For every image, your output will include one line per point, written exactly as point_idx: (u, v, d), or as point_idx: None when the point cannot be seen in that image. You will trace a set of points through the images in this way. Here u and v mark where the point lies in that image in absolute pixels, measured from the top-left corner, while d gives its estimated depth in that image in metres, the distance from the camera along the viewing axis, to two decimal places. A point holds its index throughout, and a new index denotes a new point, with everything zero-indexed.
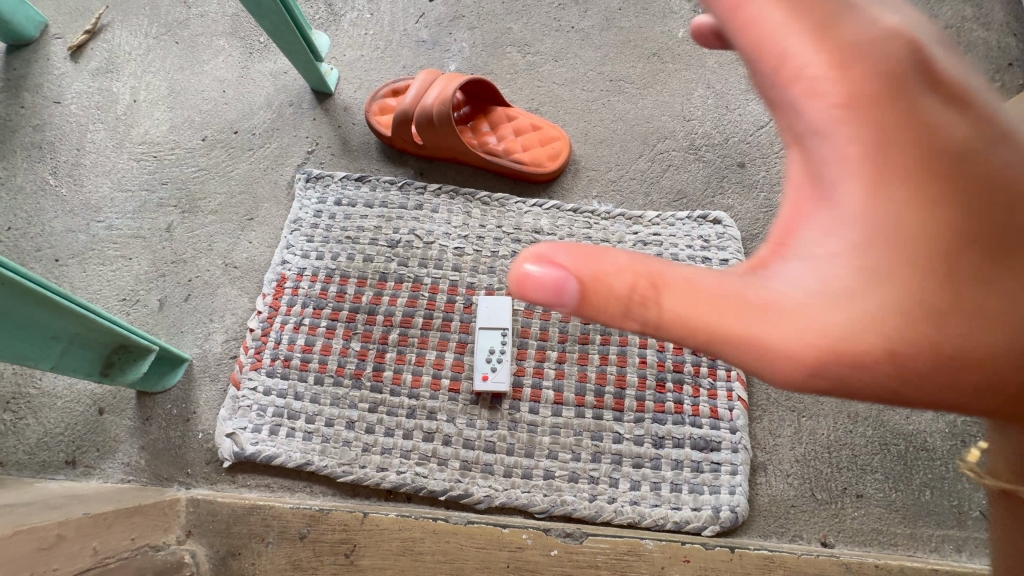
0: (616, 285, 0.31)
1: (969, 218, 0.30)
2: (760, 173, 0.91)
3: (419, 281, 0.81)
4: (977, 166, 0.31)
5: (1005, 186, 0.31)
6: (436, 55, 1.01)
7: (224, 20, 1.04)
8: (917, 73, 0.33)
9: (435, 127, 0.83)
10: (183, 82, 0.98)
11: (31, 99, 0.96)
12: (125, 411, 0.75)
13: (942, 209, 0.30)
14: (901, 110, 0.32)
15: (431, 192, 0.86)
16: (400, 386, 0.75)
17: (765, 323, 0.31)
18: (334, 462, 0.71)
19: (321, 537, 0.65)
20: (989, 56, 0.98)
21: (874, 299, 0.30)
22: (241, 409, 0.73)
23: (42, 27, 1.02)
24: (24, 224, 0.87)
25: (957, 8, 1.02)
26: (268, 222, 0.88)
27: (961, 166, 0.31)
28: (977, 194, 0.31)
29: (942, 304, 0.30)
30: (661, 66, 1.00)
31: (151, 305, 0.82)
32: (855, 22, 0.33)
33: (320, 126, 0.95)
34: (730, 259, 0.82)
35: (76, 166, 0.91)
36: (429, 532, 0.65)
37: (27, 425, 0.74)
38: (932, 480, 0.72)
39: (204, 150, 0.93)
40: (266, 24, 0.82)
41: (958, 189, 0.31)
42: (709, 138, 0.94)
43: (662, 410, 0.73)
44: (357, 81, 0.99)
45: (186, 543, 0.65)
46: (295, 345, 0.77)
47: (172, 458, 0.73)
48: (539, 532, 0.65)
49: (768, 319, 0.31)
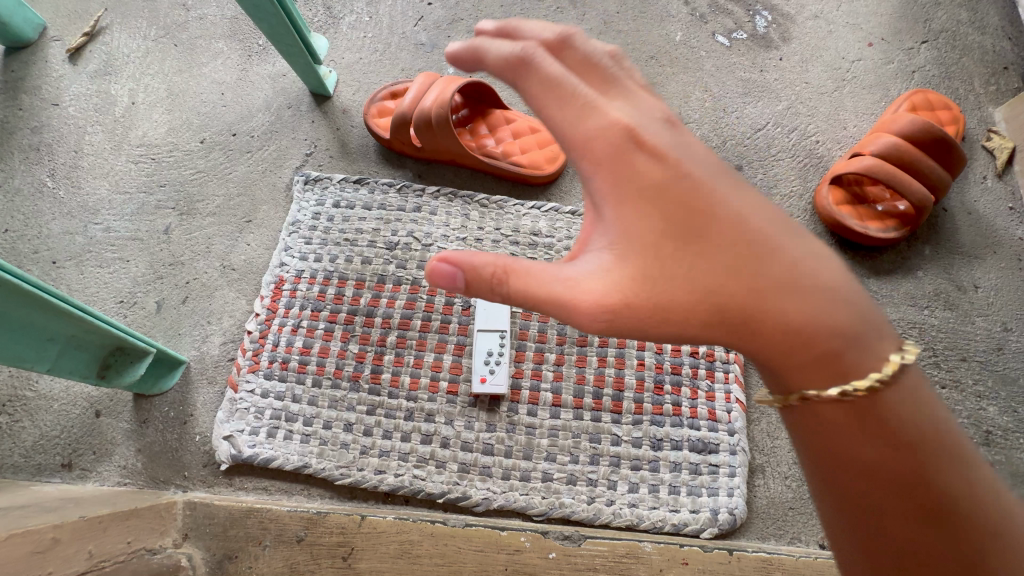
0: (474, 267, 0.43)
1: (676, 220, 0.41)
2: (758, 176, 0.91)
3: (417, 283, 0.81)
4: (695, 181, 0.42)
5: (706, 194, 0.41)
6: (434, 58, 1.01)
7: (223, 23, 1.04)
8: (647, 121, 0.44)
9: (433, 129, 0.83)
10: (182, 85, 0.98)
11: (29, 101, 0.96)
12: (122, 413, 0.75)
13: (658, 218, 0.42)
14: (640, 150, 0.43)
15: (430, 194, 0.86)
16: (398, 388, 0.75)
17: (566, 292, 0.42)
18: (332, 465, 0.71)
19: (318, 539, 0.65)
20: (984, 60, 0.99)
21: (632, 269, 0.42)
22: (238, 412, 0.73)
23: (41, 29, 1.02)
24: (22, 226, 0.86)
25: (952, 12, 1.03)
26: (266, 224, 0.88)
27: (672, 185, 0.42)
28: (681, 203, 0.41)
29: (677, 273, 0.41)
30: (659, 69, 1.00)
31: (148, 307, 0.82)
32: (611, 89, 0.45)
33: (319, 129, 0.95)
34: None
35: (74, 168, 0.91)
36: (427, 535, 0.65)
37: (23, 428, 0.74)
38: None
39: (202, 153, 0.93)
40: (265, 26, 0.82)
41: (668, 199, 0.42)
42: (706, 141, 0.94)
43: (660, 412, 0.73)
44: (356, 84, 0.99)
45: (183, 547, 0.65)
46: (293, 347, 0.76)
47: (169, 461, 0.73)
48: (538, 535, 0.65)
49: (570, 288, 0.42)
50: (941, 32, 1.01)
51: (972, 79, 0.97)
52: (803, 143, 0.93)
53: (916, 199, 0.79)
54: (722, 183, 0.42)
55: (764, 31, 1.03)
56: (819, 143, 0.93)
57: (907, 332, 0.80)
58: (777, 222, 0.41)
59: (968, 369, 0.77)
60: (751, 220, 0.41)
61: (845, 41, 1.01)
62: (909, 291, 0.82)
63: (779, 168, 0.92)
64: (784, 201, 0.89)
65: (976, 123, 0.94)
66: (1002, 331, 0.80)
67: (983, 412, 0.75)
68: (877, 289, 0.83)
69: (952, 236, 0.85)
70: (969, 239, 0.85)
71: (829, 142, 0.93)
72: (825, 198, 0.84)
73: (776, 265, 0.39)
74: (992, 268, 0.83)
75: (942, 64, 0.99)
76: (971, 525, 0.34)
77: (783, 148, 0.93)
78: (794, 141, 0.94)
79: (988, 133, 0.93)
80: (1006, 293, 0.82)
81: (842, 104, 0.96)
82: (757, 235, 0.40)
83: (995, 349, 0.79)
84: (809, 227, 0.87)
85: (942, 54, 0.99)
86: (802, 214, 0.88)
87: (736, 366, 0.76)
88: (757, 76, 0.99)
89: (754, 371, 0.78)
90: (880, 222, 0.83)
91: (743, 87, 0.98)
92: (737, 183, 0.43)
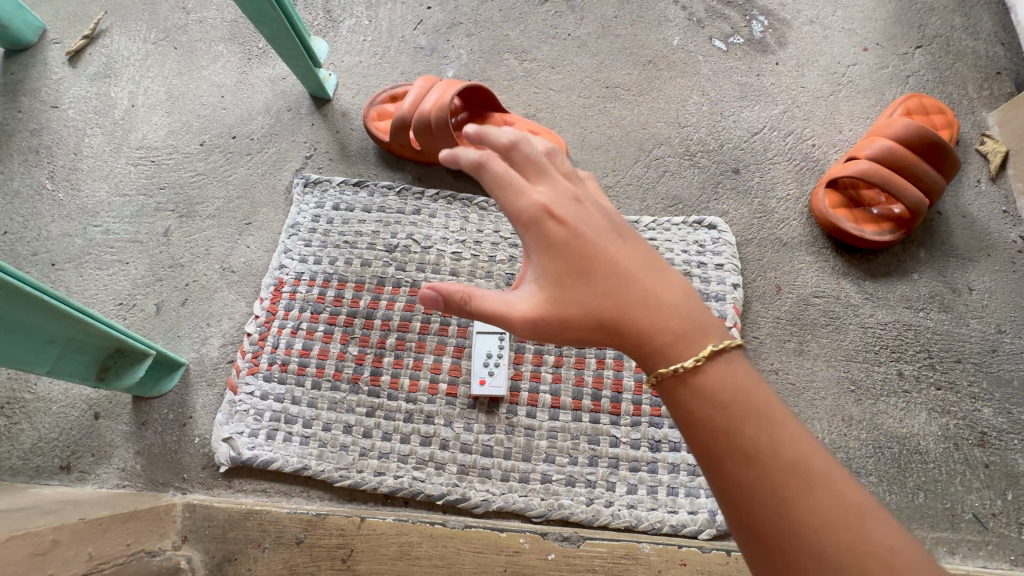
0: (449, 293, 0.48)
1: (568, 261, 0.46)
2: (755, 179, 0.92)
3: (416, 285, 0.81)
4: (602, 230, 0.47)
5: (597, 239, 0.46)
6: (434, 61, 1.02)
7: (223, 26, 1.04)
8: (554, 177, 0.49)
9: (432, 132, 0.84)
10: (182, 87, 0.99)
11: (28, 104, 0.96)
12: (121, 416, 0.75)
13: (560, 261, 0.46)
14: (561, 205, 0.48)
15: (429, 197, 0.87)
16: (398, 390, 0.75)
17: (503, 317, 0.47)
18: (331, 467, 0.71)
19: (318, 541, 0.65)
20: (977, 65, 1.00)
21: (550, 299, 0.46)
22: (238, 414, 0.73)
23: (40, 32, 1.02)
24: (21, 228, 0.86)
25: (946, 18, 1.04)
26: (265, 226, 0.88)
27: (572, 233, 0.46)
28: (577, 249, 0.46)
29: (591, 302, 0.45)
30: (656, 73, 1.01)
31: (148, 309, 0.82)
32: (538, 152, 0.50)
33: (319, 131, 0.95)
34: (725, 264, 0.82)
35: (73, 170, 0.91)
36: (426, 537, 0.65)
37: (21, 430, 0.74)
38: (926, 483, 0.72)
39: (202, 155, 0.93)
40: (264, 29, 0.82)
41: (566, 246, 0.46)
42: (704, 144, 0.95)
43: (658, 414, 0.73)
44: (356, 87, 0.99)
45: (182, 549, 0.64)
46: (292, 349, 0.77)
47: (168, 464, 0.73)
48: (537, 536, 0.66)
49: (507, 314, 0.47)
50: (935, 37, 1.02)
51: (965, 84, 0.98)
52: (799, 146, 0.94)
53: (911, 202, 0.80)
54: (614, 229, 0.47)
55: (760, 36, 1.04)
56: (815, 146, 0.94)
57: (902, 334, 0.80)
58: (653, 260, 0.46)
59: (963, 371, 0.78)
60: (635, 261, 0.46)
61: (841, 46, 1.02)
62: (904, 293, 0.83)
63: (775, 171, 0.92)
64: (781, 204, 0.90)
65: (969, 128, 0.95)
66: (996, 333, 0.80)
67: (978, 413, 0.76)
68: (873, 291, 0.83)
69: (946, 239, 0.86)
70: (964, 242, 0.86)
71: (825, 146, 0.94)
72: (821, 201, 0.85)
73: (650, 296, 0.44)
74: (986, 271, 0.84)
75: (936, 69, 1.00)
76: (776, 468, 0.37)
77: (780, 151, 0.94)
78: (790, 144, 0.94)
79: (981, 137, 0.94)
80: (1000, 296, 0.83)
81: (837, 108, 0.97)
82: (636, 272, 0.45)
83: (989, 351, 0.79)
84: (806, 230, 0.88)
85: (936, 59, 1.00)
86: (798, 217, 0.89)
87: None
88: (754, 80, 1.00)
89: None
90: (875, 225, 0.84)
91: (740, 91, 0.99)
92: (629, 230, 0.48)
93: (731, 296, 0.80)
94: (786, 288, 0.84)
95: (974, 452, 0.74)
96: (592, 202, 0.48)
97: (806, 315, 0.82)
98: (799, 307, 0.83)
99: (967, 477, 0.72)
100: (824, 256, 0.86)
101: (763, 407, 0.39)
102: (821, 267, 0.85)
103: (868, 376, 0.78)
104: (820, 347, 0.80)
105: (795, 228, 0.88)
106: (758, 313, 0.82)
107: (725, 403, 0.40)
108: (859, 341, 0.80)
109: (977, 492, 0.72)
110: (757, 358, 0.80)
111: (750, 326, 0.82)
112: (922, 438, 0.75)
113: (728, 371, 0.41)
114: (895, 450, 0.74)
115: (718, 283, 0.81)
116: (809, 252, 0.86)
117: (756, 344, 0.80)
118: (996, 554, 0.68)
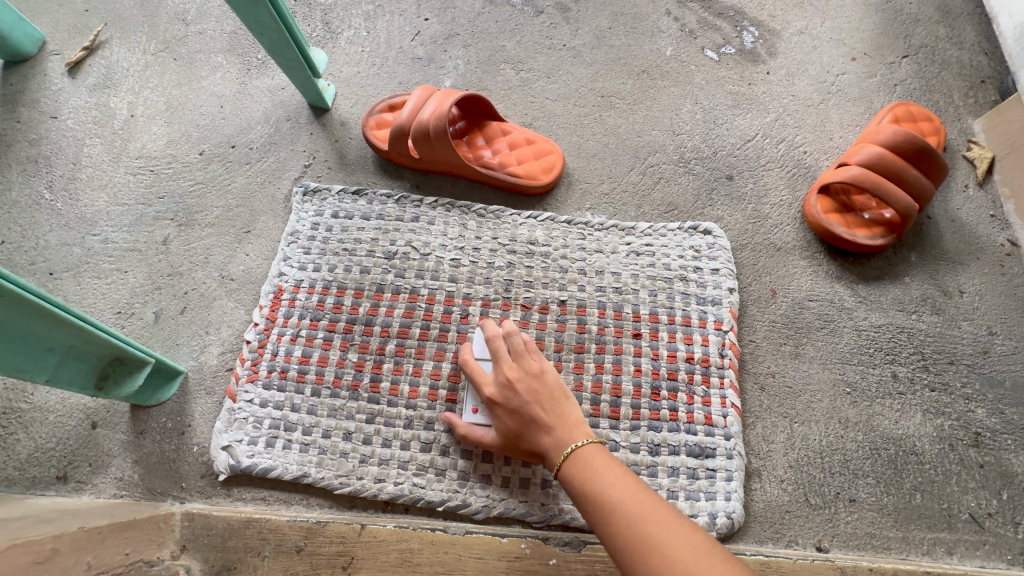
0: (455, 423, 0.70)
1: (502, 417, 0.65)
2: (748, 185, 0.93)
3: (415, 292, 0.81)
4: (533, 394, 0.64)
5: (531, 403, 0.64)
6: (432, 72, 1.03)
7: (223, 37, 1.05)
8: (504, 348, 0.69)
9: (431, 141, 0.85)
10: (181, 98, 0.99)
11: (28, 114, 0.96)
12: (119, 425, 0.75)
13: (496, 414, 0.66)
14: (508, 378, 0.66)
15: (427, 204, 0.88)
16: (397, 397, 0.75)
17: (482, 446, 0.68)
18: (331, 474, 0.71)
19: (318, 549, 0.66)
20: (962, 74, 1.03)
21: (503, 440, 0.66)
22: (237, 421, 0.73)
23: (40, 44, 1.03)
24: (19, 238, 0.86)
25: (930, 28, 1.07)
26: (265, 234, 0.88)
27: (505, 397, 0.65)
28: (505, 405, 0.65)
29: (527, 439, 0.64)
30: (650, 82, 1.03)
31: (146, 318, 0.82)
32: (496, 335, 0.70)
33: (318, 141, 0.96)
34: (721, 269, 0.84)
35: (72, 180, 0.92)
36: (427, 543, 0.66)
37: (17, 441, 0.73)
38: (922, 484, 0.73)
39: (201, 164, 0.93)
40: (265, 40, 0.83)
41: (505, 409, 0.65)
42: (698, 151, 0.96)
43: (657, 418, 0.74)
44: (355, 97, 1.00)
45: (180, 558, 0.64)
46: (292, 357, 0.77)
47: (166, 473, 0.72)
48: (538, 541, 0.67)
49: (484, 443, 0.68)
50: (920, 47, 1.05)
51: (951, 92, 1.01)
52: (791, 153, 0.96)
53: (901, 206, 0.81)
54: (536, 389, 0.65)
55: (751, 46, 1.06)
56: (807, 153, 0.96)
57: (895, 337, 0.82)
58: (560, 405, 0.64)
59: (956, 372, 0.79)
60: (547, 411, 0.63)
61: (830, 56, 1.05)
62: (896, 297, 0.84)
63: (768, 177, 0.94)
64: (774, 210, 0.91)
65: (956, 134, 0.97)
66: (987, 335, 0.82)
67: (972, 414, 0.77)
68: (866, 295, 0.85)
69: (936, 243, 0.88)
70: (953, 246, 0.88)
71: (816, 153, 0.96)
72: (813, 207, 0.87)
73: (555, 438, 0.62)
74: (976, 274, 0.86)
75: (922, 78, 1.02)
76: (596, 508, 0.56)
77: (772, 158, 0.96)
78: (783, 151, 0.96)
79: (968, 143, 0.96)
80: (990, 298, 0.84)
81: (828, 116, 0.99)
82: (544, 420, 0.63)
83: (982, 353, 0.80)
84: (799, 235, 0.89)
85: (923, 68, 1.03)
86: (791, 222, 0.90)
87: (730, 371, 0.77)
88: (746, 89, 1.02)
89: (749, 376, 0.79)
90: (867, 230, 0.86)
91: (732, 100, 1.01)
92: (556, 391, 0.65)
93: (727, 300, 0.81)
94: (781, 292, 0.85)
95: (969, 453, 0.74)
96: (526, 374, 0.66)
97: (802, 319, 0.83)
98: (795, 311, 0.84)
99: (963, 477, 0.73)
100: (817, 261, 0.87)
101: (591, 469, 0.59)
102: (815, 271, 0.87)
103: (863, 378, 0.79)
104: (816, 350, 0.81)
105: (788, 233, 0.89)
106: (754, 318, 0.83)
107: (570, 475, 0.60)
108: (853, 345, 0.81)
109: (973, 492, 0.72)
110: (755, 362, 0.80)
111: (747, 330, 0.83)
112: (918, 439, 0.75)
113: (573, 463, 0.60)
114: (891, 452, 0.75)
115: (714, 288, 0.82)
116: (802, 256, 0.88)
117: (752, 347, 0.81)
118: (994, 554, 0.69)
